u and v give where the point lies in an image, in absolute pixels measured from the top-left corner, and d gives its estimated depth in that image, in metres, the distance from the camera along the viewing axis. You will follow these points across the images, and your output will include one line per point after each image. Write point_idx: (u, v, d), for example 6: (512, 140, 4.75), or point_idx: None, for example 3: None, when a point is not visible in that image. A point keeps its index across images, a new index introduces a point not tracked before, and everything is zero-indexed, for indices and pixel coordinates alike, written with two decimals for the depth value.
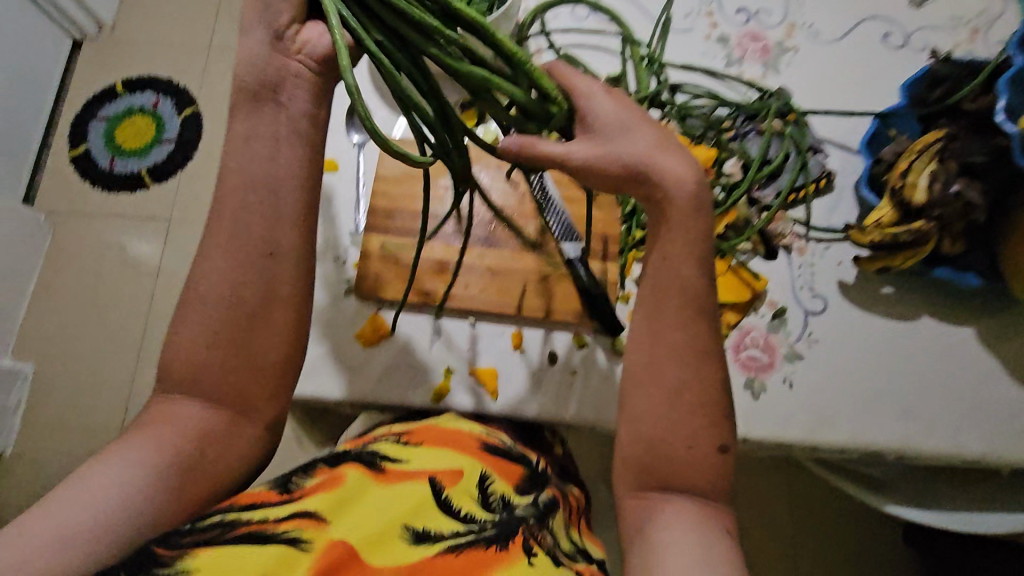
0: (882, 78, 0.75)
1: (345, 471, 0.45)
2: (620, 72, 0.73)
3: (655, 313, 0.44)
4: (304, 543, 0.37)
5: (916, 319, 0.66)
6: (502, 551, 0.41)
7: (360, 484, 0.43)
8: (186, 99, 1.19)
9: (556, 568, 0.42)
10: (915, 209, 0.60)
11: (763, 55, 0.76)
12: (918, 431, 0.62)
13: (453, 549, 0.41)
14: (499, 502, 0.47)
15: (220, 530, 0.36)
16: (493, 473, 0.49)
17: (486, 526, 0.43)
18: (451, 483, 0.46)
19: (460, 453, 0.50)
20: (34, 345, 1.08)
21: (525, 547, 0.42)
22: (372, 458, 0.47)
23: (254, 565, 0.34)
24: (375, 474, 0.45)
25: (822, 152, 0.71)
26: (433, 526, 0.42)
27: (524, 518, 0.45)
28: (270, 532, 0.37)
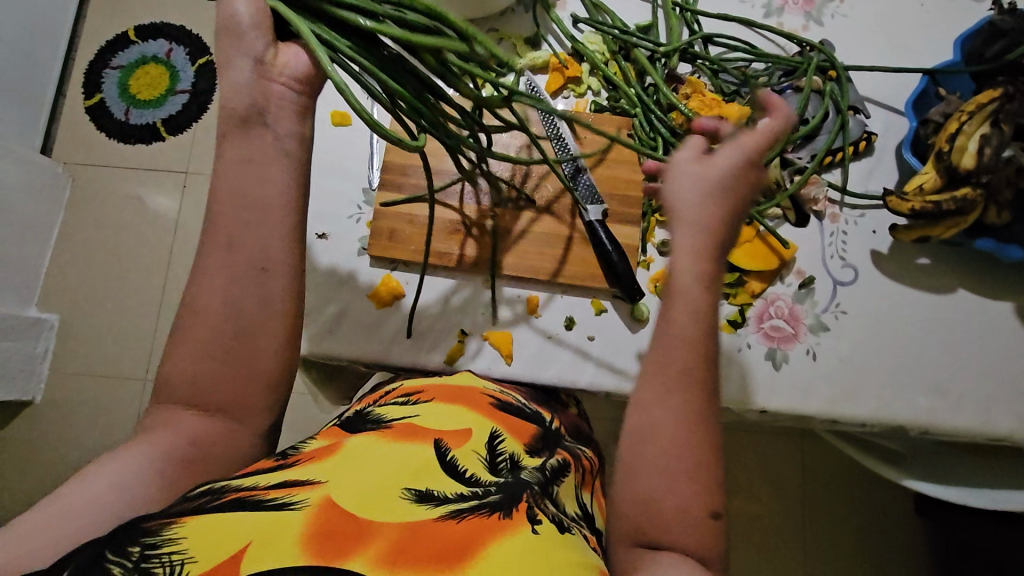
0: (935, 32, 0.70)
1: (348, 439, 0.45)
2: (649, 22, 0.69)
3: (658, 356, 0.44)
4: (294, 504, 0.36)
5: (952, 292, 0.63)
6: (505, 518, 0.38)
7: (357, 448, 0.43)
8: (199, 46, 1.13)
9: (561, 536, 0.40)
10: (962, 175, 0.56)
11: (806, 5, 0.71)
12: (946, 407, 0.60)
13: (451, 511, 0.38)
14: (507, 462, 0.45)
15: (208, 498, 0.36)
16: (504, 432, 0.49)
17: (489, 489, 0.41)
18: (456, 444, 0.45)
19: (469, 409, 0.51)
20: (58, 295, 1.10)
21: (529, 514, 0.39)
22: (378, 422, 0.48)
23: (242, 528, 0.34)
24: (379, 435, 0.45)
25: (863, 112, 0.67)
26: (432, 485, 0.40)
27: (530, 481, 0.44)
28: (259, 498, 0.36)
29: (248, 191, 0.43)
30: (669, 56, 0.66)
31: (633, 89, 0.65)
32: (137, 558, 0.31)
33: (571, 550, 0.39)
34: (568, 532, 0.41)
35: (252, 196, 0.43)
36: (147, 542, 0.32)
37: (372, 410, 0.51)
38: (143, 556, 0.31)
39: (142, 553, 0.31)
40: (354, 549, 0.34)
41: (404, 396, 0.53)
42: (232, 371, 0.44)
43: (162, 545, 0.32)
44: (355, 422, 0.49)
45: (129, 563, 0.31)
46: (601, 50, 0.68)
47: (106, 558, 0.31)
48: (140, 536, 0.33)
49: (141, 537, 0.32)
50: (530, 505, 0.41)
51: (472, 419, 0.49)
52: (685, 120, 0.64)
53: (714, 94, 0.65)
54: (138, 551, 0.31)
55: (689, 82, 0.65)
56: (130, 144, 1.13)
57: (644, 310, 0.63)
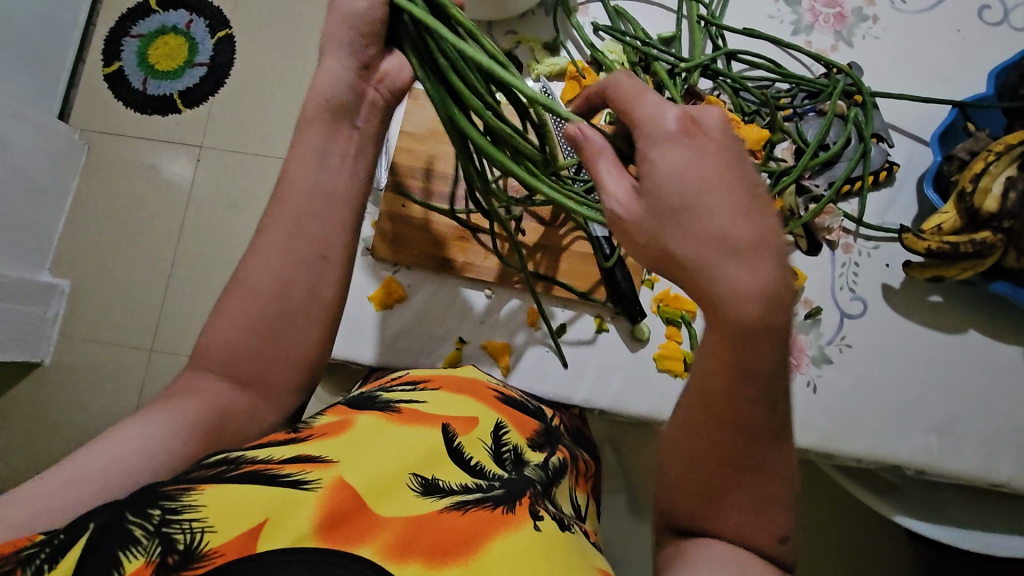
0: (969, 60, 0.67)
1: (359, 416, 0.42)
2: (672, 33, 0.67)
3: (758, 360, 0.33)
4: (311, 483, 0.34)
5: (962, 333, 0.62)
6: (508, 514, 0.36)
7: (370, 429, 0.41)
8: (221, 21, 1.11)
9: (562, 534, 0.38)
10: (982, 218, 0.55)
11: (837, 24, 0.68)
12: (947, 448, 0.59)
13: (457, 504, 0.36)
14: (511, 453, 0.44)
15: (224, 468, 0.34)
16: (509, 424, 0.47)
17: (494, 484, 0.39)
18: (463, 431, 0.43)
19: (478, 400, 0.48)
20: (70, 261, 1.08)
21: (531, 511, 0.38)
22: (389, 403, 0.45)
23: (256, 501, 0.31)
24: (390, 416, 0.42)
25: (886, 141, 0.65)
26: (439, 476, 0.38)
27: (533, 479, 0.42)
28: (274, 473, 0.34)
29: None
30: (690, 71, 0.64)
31: None
32: (158, 521, 0.29)
33: (579, 554, 0.37)
34: (568, 532, 0.39)
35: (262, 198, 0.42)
36: (168, 507, 0.30)
37: (382, 391, 0.48)
38: (164, 520, 0.29)
39: (163, 517, 0.30)
40: (364, 536, 0.32)
41: (411, 380, 0.50)
42: (251, 356, 0.42)
43: (183, 510, 0.30)
44: (361, 400, 0.46)
45: (150, 526, 0.29)
46: (621, 59, 0.67)
47: (128, 518, 0.29)
48: (160, 498, 0.30)
49: (162, 500, 0.30)
50: (534, 502, 0.39)
51: (480, 408, 0.47)
52: None
53: (733, 114, 0.64)
54: (159, 515, 0.30)
55: (709, 101, 0.64)
56: (147, 116, 1.10)
57: (645, 331, 0.62)
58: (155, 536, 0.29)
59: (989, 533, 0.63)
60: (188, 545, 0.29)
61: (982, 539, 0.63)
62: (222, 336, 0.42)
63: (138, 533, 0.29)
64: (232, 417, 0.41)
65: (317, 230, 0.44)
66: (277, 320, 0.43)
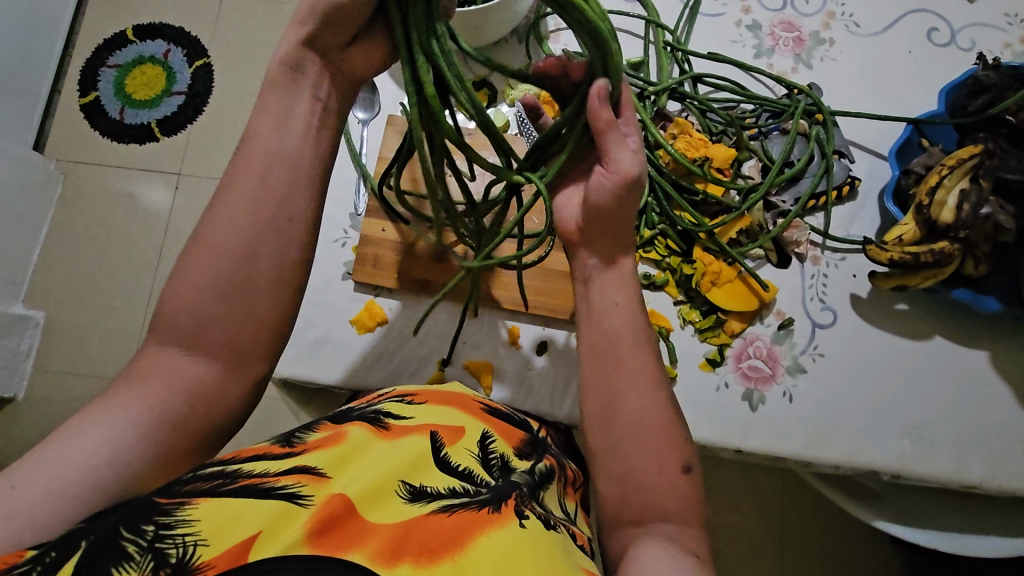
0: (921, 79, 0.71)
1: (349, 428, 0.42)
2: (641, 58, 0.70)
3: (609, 364, 0.44)
4: (304, 497, 0.34)
5: (929, 339, 0.64)
6: (494, 514, 0.38)
7: (359, 442, 0.41)
8: (198, 49, 1.12)
9: (547, 532, 0.39)
10: (941, 228, 0.57)
11: (796, 47, 0.72)
12: (921, 452, 0.61)
13: (444, 507, 0.37)
14: (499, 461, 0.45)
15: (220, 480, 0.34)
16: (495, 433, 0.47)
17: (480, 489, 0.40)
18: (450, 440, 0.44)
19: (464, 412, 0.48)
20: (45, 293, 1.04)
21: (517, 511, 0.39)
22: (375, 415, 0.45)
23: (250, 515, 0.32)
24: (377, 428, 0.43)
25: (847, 157, 0.68)
26: (425, 481, 0.39)
27: (519, 483, 0.42)
28: (270, 486, 0.34)
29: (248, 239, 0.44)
30: (658, 95, 0.67)
31: None
32: (151, 537, 0.29)
33: (567, 552, 0.39)
34: (555, 532, 0.40)
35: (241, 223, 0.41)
36: (162, 522, 0.30)
37: (368, 405, 0.48)
38: (157, 536, 0.29)
39: (157, 532, 0.30)
40: (354, 543, 0.33)
41: (398, 393, 0.50)
42: (226, 331, 0.39)
43: (176, 525, 0.30)
44: (340, 416, 0.45)
45: (143, 542, 0.29)
46: None
47: (121, 535, 0.29)
48: (154, 514, 0.30)
49: (155, 516, 0.30)
50: (519, 502, 0.40)
51: (464, 420, 0.47)
52: (671, 159, 0.65)
53: (701, 134, 0.67)
54: (152, 530, 0.30)
55: (676, 122, 0.67)
56: (124, 144, 1.09)
57: None
58: (148, 551, 0.29)
59: (972, 535, 0.64)
60: (181, 559, 0.29)
61: (963, 541, 0.64)
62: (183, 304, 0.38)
63: (131, 549, 0.28)
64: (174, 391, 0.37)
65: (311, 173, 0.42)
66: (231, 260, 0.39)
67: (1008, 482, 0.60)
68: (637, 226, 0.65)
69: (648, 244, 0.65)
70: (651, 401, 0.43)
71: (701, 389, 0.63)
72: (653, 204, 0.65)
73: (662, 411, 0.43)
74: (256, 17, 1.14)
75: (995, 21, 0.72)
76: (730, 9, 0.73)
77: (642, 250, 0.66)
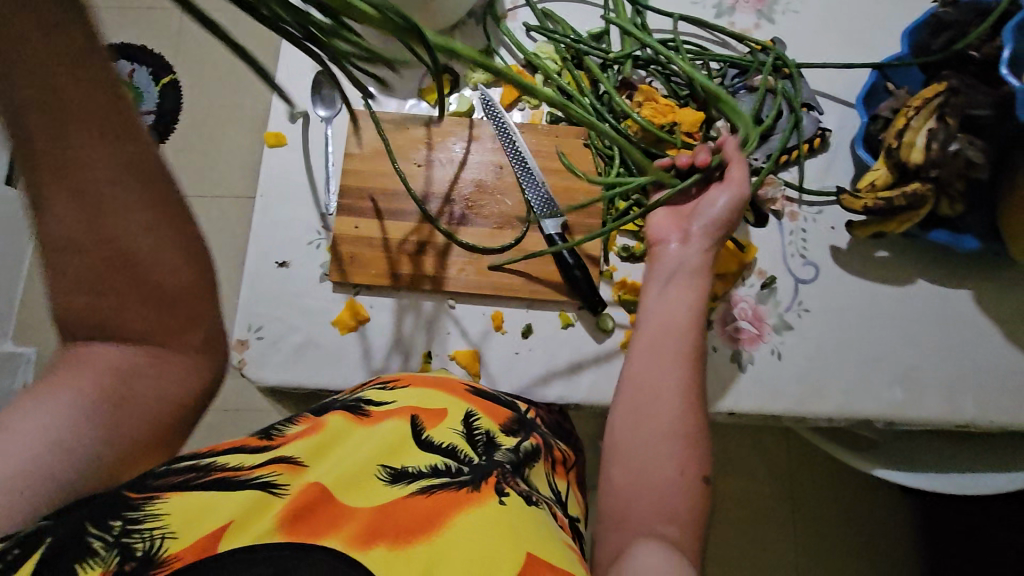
0: (886, 24, 0.70)
1: (328, 419, 0.43)
2: (601, 29, 0.69)
3: (655, 346, 0.49)
4: (279, 487, 0.35)
5: (912, 284, 0.64)
6: (473, 492, 0.38)
7: (338, 431, 0.41)
8: (162, 65, 1.08)
9: (529, 509, 0.39)
10: (911, 170, 0.57)
11: (757, 3, 0.71)
12: (912, 397, 0.61)
13: (424, 488, 0.38)
14: (484, 437, 0.45)
15: (193, 474, 0.34)
16: (480, 412, 0.47)
17: (462, 466, 0.40)
18: (433, 424, 0.44)
19: (447, 395, 0.48)
20: (34, 326, 1.04)
21: (497, 488, 0.39)
22: (356, 403, 0.45)
23: (222, 508, 0.32)
24: (358, 417, 0.43)
25: (817, 108, 0.67)
26: (406, 462, 0.40)
27: (502, 461, 0.42)
28: (244, 478, 0.35)
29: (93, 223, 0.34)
30: (621, 63, 0.67)
31: (588, 99, 0.65)
32: (118, 532, 0.30)
33: (550, 529, 0.39)
34: (537, 507, 0.40)
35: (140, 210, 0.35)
36: (129, 517, 0.31)
37: (351, 394, 0.48)
38: (125, 531, 0.30)
39: (124, 528, 0.30)
40: (329, 528, 0.34)
41: (381, 381, 0.50)
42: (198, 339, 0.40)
43: (144, 520, 0.31)
44: (320, 409, 0.45)
45: (110, 537, 0.30)
46: (554, 59, 0.68)
47: (88, 531, 0.30)
48: (123, 509, 0.31)
49: (123, 511, 0.31)
50: (501, 480, 0.40)
51: (446, 401, 0.47)
52: (638, 127, 0.65)
53: (667, 99, 0.66)
54: (119, 525, 0.30)
55: (641, 89, 0.66)
56: None
57: (608, 321, 0.63)
58: (114, 547, 0.29)
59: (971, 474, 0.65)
60: (149, 552, 0.30)
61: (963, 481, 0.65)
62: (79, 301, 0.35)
63: (97, 545, 0.29)
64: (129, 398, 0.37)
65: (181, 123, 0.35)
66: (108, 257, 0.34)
67: (1002, 418, 0.60)
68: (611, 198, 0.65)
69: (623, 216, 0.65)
70: (688, 412, 0.47)
71: None
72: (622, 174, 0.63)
73: (692, 418, 0.47)
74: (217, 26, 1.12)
75: None
76: None
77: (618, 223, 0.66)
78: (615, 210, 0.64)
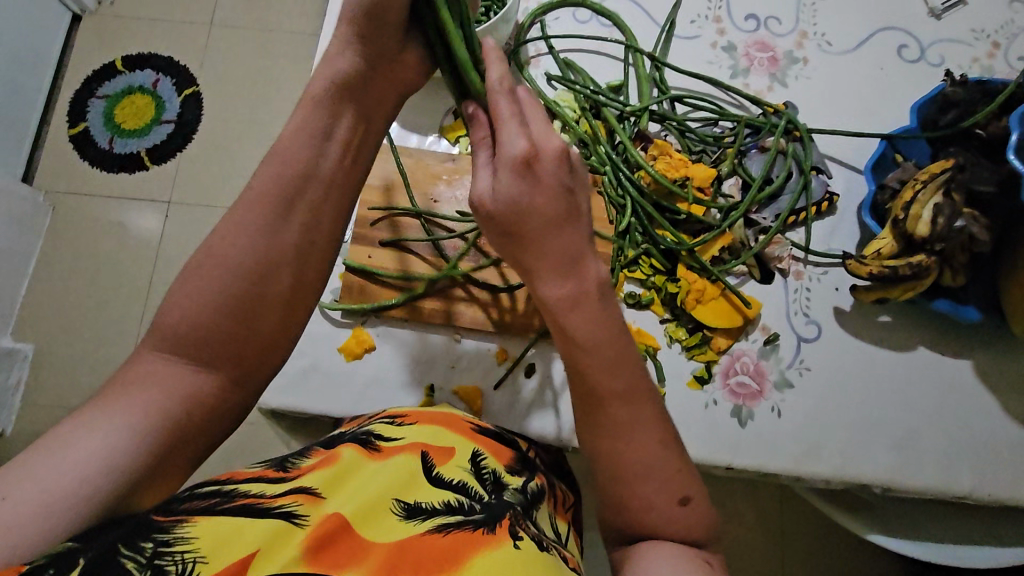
0: (895, 95, 0.72)
1: (342, 450, 0.43)
2: (620, 81, 0.71)
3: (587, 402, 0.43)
4: (300, 517, 0.35)
5: (913, 350, 0.65)
6: (488, 533, 0.37)
7: (351, 463, 0.41)
8: (187, 79, 1.13)
9: (541, 552, 0.39)
10: (917, 242, 0.58)
11: (771, 66, 0.73)
12: (910, 463, 0.61)
13: (438, 526, 0.37)
14: (492, 476, 0.45)
15: (219, 499, 0.34)
16: (486, 451, 0.48)
17: (474, 503, 0.41)
18: (442, 460, 0.44)
19: (454, 433, 0.48)
20: (35, 326, 1.04)
21: (510, 529, 0.39)
22: (367, 436, 0.46)
23: (248, 536, 0.32)
24: (370, 450, 0.44)
25: (825, 172, 0.69)
26: (420, 498, 0.40)
27: (512, 501, 0.43)
28: (266, 506, 0.35)
29: (222, 253, 0.39)
30: (637, 116, 0.69)
31: (602, 148, 0.66)
32: (150, 554, 0.30)
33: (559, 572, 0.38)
34: (547, 551, 0.40)
35: (244, 245, 0.39)
36: (161, 539, 0.30)
37: (359, 427, 0.48)
38: (156, 553, 0.30)
39: (155, 550, 0.30)
40: (350, 562, 0.33)
41: (388, 415, 0.50)
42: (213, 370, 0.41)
43: (175, 542, 0.30)
44: (330, 441, 0.46)
45: (142, 558, 0.29)
46: (574, 108, 0.70)
47: (121, 552, 0.29)
48: (153, 532, 0.31)
49: (154, 533, 0.31)
50: (513, 522, 0.40)
51: (455, 440, 0.47)
52: (652, 181, 0.66)
53: (681, 154, 0.68)
54: (151, 547, 0.30)
55: (656, 143, 0.68)
56: (113, 173, 1.09)
57: None
58: (147, 568, 0.29)
59: (966, 546, 0.65)
60: None
61: (957, 552, 0.64)
62: (190, 315, 0.38)
63: (130, 565, 0.28)
64: (201, 417, 0.38)
65: (325, 138, 0.41)
66: (279, 267, 0.40)
67: (997, 491, 0.60)
68: (620, 246, 0.66)
69: (631, 264, 0.66)
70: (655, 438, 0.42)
71: (689, 407, 0.63)
72: (635, 224, 0.66)
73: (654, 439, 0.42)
74: (244, 46, 1.15)
75: (964, 36, 0.74)
76: (706, 32, 0.75)
77: (626, 270, 0.66)
78: (624, 258, 0.66)
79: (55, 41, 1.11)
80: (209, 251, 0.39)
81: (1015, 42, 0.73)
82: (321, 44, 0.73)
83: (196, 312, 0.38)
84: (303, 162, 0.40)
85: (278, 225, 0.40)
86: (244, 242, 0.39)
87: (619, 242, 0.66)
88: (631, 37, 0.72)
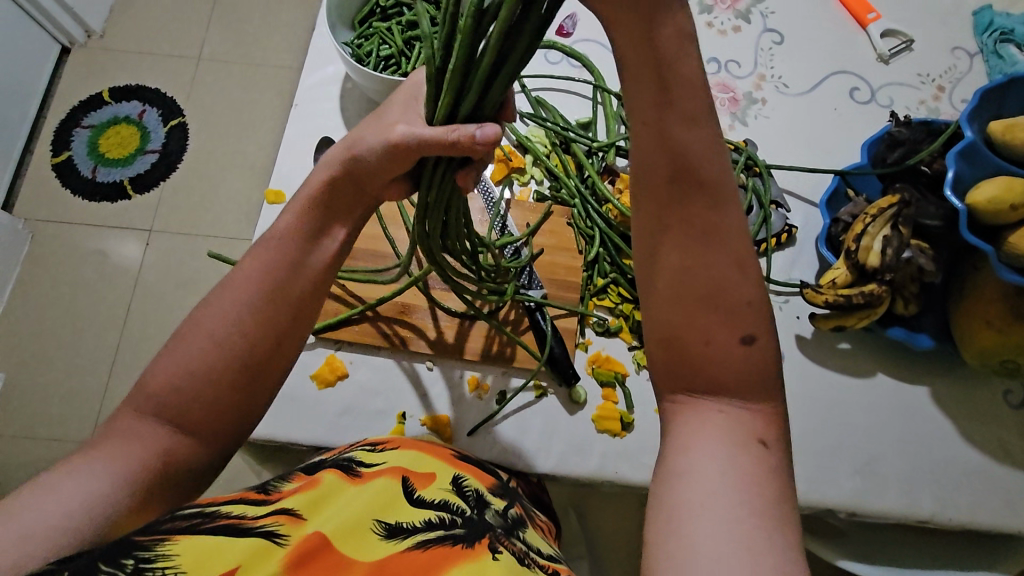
0: (848, 134, 0.77)
1: (322, 475, 0.44)
2: (589, 118, 0.75)
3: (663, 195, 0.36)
4: (281, 537, 0.36)
5: (872, 377, 0.67)
6: (468, 548, 0.38)
7: (332, 487, 0.42)
8: (174, 110, 1.15)
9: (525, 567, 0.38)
10: (869, 271, 0.61)
11: (732, 106, 0.77)
12: (874, 487, 0.63)
13: (418, 543, 0.38)
14: (474, 496, 0.45)
15: (199, 519, 0.35)
16: (468, 475, 0.48)
17: (456, 519, 0.42)
18: (424, 484, 0.44)
19: (439, 460, 0.49)
20: (7, 354, 1.02)
21: (491, 546, 0.39)
22: (347, 462, 0.46)
23: (229, 555, 0.33)
24: (349, 475, 0.44)
25: (784, 206, 0.72)
26: (400, 518, 0.40)
27: (495, 522, 0.43)
28: (248, 526, 0.36)
29: (208, 325, 0.43)
30: (605, 151, 0.72)
31: (572, 182, 0.70)
32: (131, 569, 0.31)
33: None
34: (529, 567, 0.39)
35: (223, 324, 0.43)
36: (142, 556, 0.31)
37: (340, 453, 0.49)
38: (138, 568, 0.31)
39: (137, 565, 0.31)
40: None
41: (370, 442, 0.51)
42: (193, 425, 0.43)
43: (157, 558, 0.31)
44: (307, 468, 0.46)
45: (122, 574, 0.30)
46: (543, 142, 0.73)
47: (100, 568, 0.30)
48: (133, 549, 0.32)
49: (134, 551, 0.32)
50: (494, 539, 0.40)
51: (437, 465, 0.48)
52: (619, 213, 0.69)
53: None
54: (132, 563, 0.31)
55: (622, 177, 0.71)
56: (95, 202, 1.10)
57: (581, 394, 0.64)
58: None
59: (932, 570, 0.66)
60: None
61: None
62: (176, 381, 0.42)
63: None
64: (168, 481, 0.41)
65: (310, 220, 0.45)
66: (260, 342, 0.43)
67: (959, 514, 0.61)
68: (590, 276, 0.69)
69: (600, 292, 0.69)
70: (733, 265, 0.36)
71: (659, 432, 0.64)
72: (603, 254, 0.69)
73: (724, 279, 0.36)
74: (231, 79, 1.18)
75: (911, 80, 0.79)
76: None
77: (595, 298, 0.69)
78: (593, 287, 0.69)
79: (42, 72, 1.13)
80: (199, 321, 0.43)
81: (959, 85, 0.78)
82: (302, 81, 0.75)
83: (181, 378, 0.42)
84: (291, 253, 0.45)
85: (263, 300, 0.44)
86: (237, 312, 0.43)
87: (589, 272, 0.69)
88: (599, 76, 0.75)
